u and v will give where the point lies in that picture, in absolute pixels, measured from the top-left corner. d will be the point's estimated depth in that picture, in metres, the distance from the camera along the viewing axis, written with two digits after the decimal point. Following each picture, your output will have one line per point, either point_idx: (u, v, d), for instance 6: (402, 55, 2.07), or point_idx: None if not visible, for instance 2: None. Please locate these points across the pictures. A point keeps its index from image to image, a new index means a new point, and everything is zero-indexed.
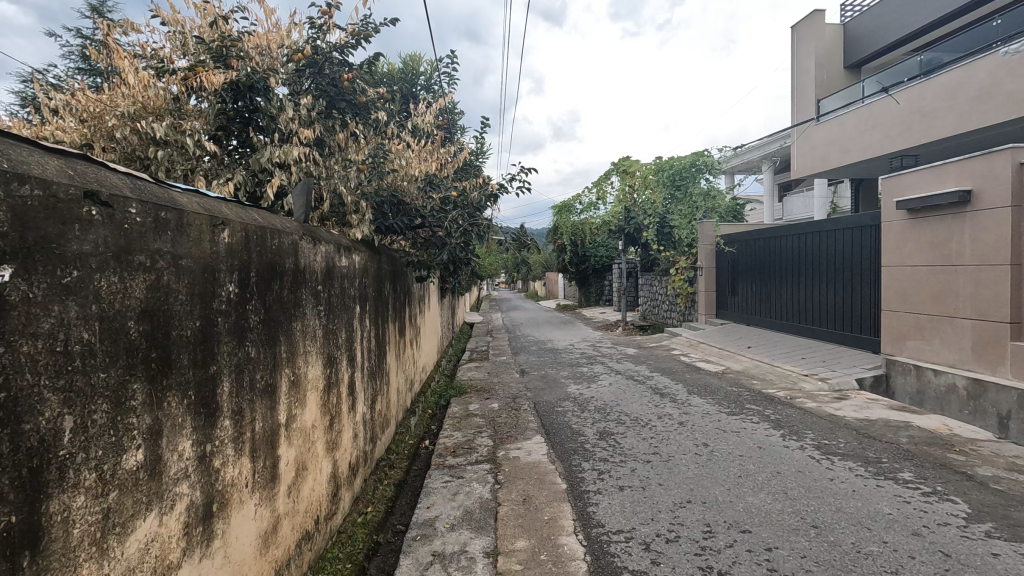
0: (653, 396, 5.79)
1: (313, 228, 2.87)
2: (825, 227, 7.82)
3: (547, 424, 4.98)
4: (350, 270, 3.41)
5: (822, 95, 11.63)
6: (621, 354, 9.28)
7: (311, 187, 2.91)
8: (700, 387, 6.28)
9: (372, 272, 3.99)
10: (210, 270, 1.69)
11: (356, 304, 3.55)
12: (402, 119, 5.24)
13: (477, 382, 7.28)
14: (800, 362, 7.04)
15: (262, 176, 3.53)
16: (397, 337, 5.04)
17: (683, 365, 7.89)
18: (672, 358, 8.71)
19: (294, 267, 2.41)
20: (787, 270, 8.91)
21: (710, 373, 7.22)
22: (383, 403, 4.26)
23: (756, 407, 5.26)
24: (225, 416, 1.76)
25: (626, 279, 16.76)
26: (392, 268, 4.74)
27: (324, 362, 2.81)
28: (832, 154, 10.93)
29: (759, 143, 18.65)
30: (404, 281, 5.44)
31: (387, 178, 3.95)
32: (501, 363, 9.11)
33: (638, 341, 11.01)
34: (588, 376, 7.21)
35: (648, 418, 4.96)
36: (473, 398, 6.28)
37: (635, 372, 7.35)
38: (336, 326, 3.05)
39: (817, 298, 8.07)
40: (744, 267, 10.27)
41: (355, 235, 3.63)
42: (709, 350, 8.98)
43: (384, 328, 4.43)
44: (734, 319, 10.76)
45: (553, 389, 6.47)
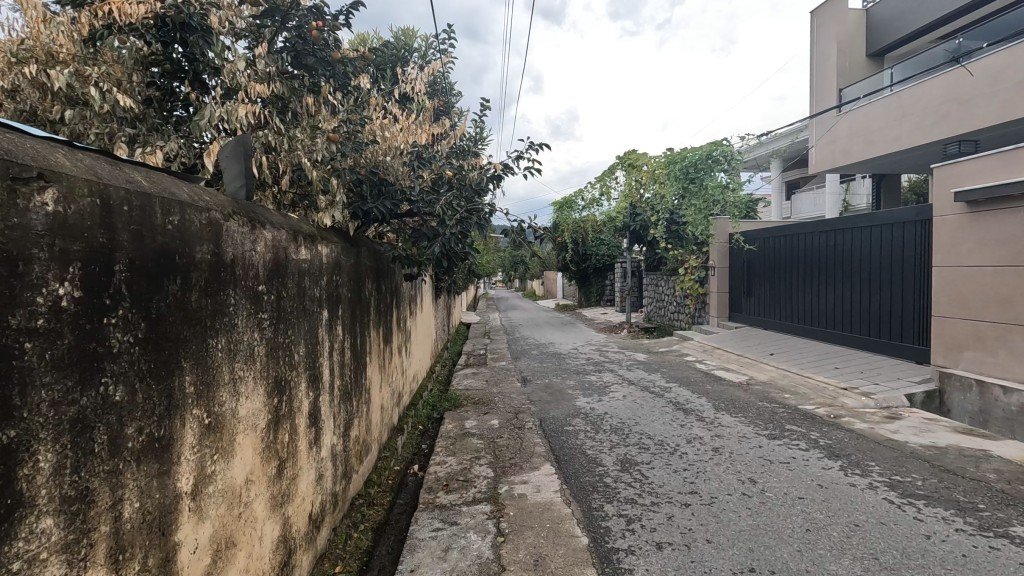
0: (676, 414, 5.05)
1: (256, 208, 2.12)
2: (860, 222, 7.07)
3: (557, 449, 4.23)
4: (314, 264, 2.65)
5: (844, 84, 10.89)
6: (631, 360, 8.53)
7: (250, 150, 2.11)
8: (727, 402, 5.54)
9: (346, 269, 3.24)
10: (5, 258, 0.96)
11: (323, 308, 2.79)
12: (389, 91, 4.45)
13: (474, 393, 6.52)
14: (835, 373, 6.32)
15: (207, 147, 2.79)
16: (381, 345, 4.29)
17: (701, 374, 7.16)
18: (687, 365, 7.99)
19: (211, 258, 1.65)
20: (811, 271, 8.19)
21: (734, 384, 6.49)
22: (360, 428, 3.51)
23: (799, 428, 4.53)
24: (46, 514, 1.03)
25: (630, 278, 16.04)
26: (374, 264, 3.99)
27: (268, 390, 2.06)
28: (855, 146, 10.21)
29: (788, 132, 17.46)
30: (391, 279, 4.68)
31: (365, 150, 3.18)
32: (500, 369, 8.38)
33: (647, 346, 10.26)
34: (598, 387, 6.47)
35: (676, 442, 4.22)
36: (470, 413, 5.54)
37: (650, 382, 6.62)
38: (289, 339, 2.29)
39: (847, 302, 7.35)
40: (763, 266, 9.55)
41: (321, 221, 2.86)
42: (725, 356, 8.25)
43: (363, 337, 3.68)
44: (750, 322, 10.05)
45: (560, 403, 5.71)
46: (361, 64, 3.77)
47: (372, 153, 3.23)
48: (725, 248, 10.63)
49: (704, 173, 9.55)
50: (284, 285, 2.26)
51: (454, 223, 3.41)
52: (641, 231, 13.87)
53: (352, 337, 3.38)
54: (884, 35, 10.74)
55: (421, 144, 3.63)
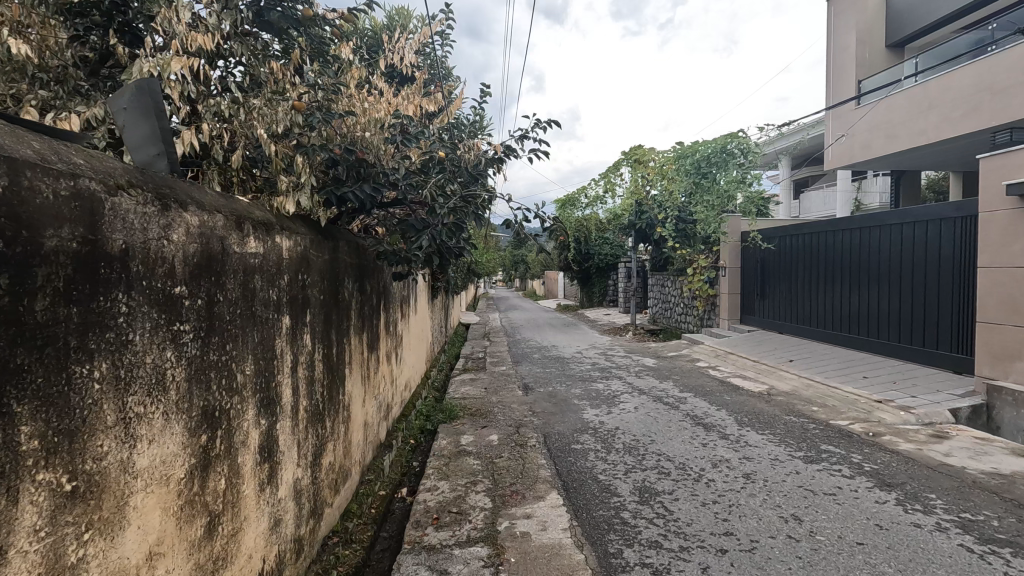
0: (695, 430, 4.53)
1: (177, 183, 1.60)
2: (889, 219, 6.57)
3: (564, 473, 3.73)
4: (270, 260, 2.14)
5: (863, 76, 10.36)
6: (639, 366, 8.02)
7: (149, 92, 1.52)
8: (750, 415, 5.03)
9: (317, 266, 2.72)
10: None
11: (283, 314, 2.27)
12: (376, 65, 3.94)
13: (471, 402, 6.01)
14: (864, 382, 5.81)
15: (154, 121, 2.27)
16: (364, 351, 3.76)
17: (717, 382, 6.63)
18: (700, 372, 7.46)
19: (81, 247, 1.14)
20: (832, 272, 7.69)
21: (754, 394, 5.96)
22: (336, 453, 3.00)
23: (837, 449, 4.01)
24: None
25: (634, 279, 15.50)
26: (355, 261, 3.47)
27: (191, 426, 1.55)
28: (875, 140, 9.70)
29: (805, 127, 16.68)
30: (378, 278, 4.16)
31: (340, 124, 2.65)
32: (500, 375, 7.85)
33: (655, 350, 9.74)
34: (606, 397, 5.94)
35: (699, 466, 3.70)
36: (466, 427, 5.01)
37: (663, 392, 6.09)
38: (229, 355, 1.78)
39: (874, 305, 6.85)
40: (779, 266, 9.05)
41: (282, 207, 2.34)
42: (740, 362, 7.73)
43: (341, 345, 3.17)
44: (764, 325, 9.56)
45: (565, 415, 5.20)
46: (340, 28, 3.25)
47: (348, 127, 2.71)
48: (737, 246, 10.16)
49: (717, 169, 9.02)
50: (221, 286, 1.74)
51: (445, 212, 2.89)
52: (647, 229, 13.33)
53: (326, 346, 2.87)
54: (905, 25, 10.21)
55: (410, 120, 3.12)
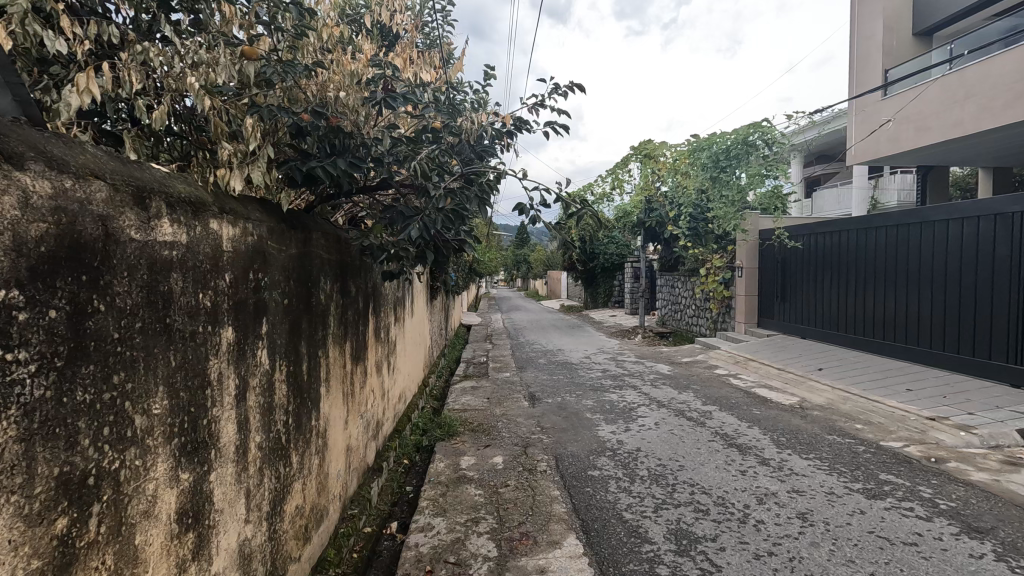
0: (729, 454, 3.96)
1: (15, 128, 1.03)
2: (933, 216, 6.01)
3: (582, 508, 3.16)
4: (201, 254, 1.57)
5: (890, 65, 9.76)
6: (653, 373, 7.47)
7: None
8: (788, 434, 4.45)
9: (280, 262, 2.16)
10: None
11: (223, 325, 1.71)
12: (362, 28, 3.36)
13: (473, 415, 5.46)
14: (909, 396, 5.24)
15: (53, 70, 1.70)
16: (346, 364, 3.19)
17: (742, 394, 6.04)
18: (721, 381, 6.88)
19: None
20: (865, 272, 7.14)
21: (787, 409, 5.36)
22: (305, 492, 2.43)
23: (900, 480, 3.43)
24: None
25: (643, 279, 14.90)
26: (334, 257, 2.90)
27: (29, 514, 0.98)
28: (905, 133, 9.13)
29: (819, 121, 15.64)
30: (365, 277, 3.59)
31: (305, 80, 2.08)
32: (503, 382, 7.27)
33: (668, 355, 9.19)
34: (622, 411, 5.35)
35: (741, 501, 3.13)
36: (466, 446, 4.43)
37: (684, 405, 5.50)
38: (116, 392, 1.21)
39: (914, 309, 6.30)
40: (802, 266, 8.50)
41: (223, 182, 1.76)
42: (764, 370, 7.13)
43: (314, 359, 2.60)
44: (784, 329, 9.00)
45: (578, 432, 4.64)
46: None
47: (316, 85, 2.13)
48: (756, 245, 9.60)
49: (737, 162, 8.42)
50: (103, 290, 1.17)
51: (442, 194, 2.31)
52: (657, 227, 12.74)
53: (292, 363, 2.30)
54: (934, 11, 9.59)
55: (399, 82, 2.54)
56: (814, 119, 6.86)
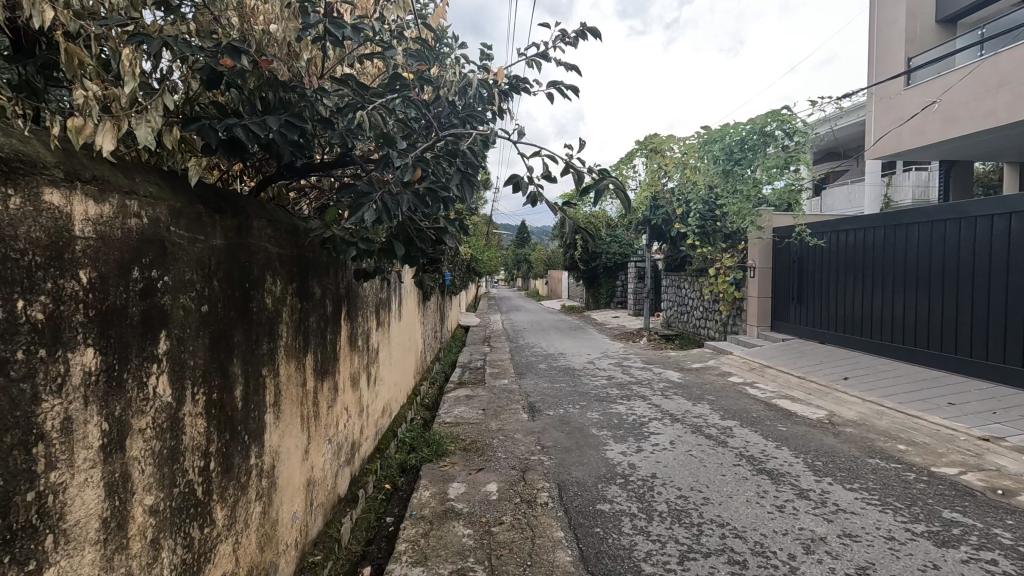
0: (761, 483, 3.42)
1: None
2: (976, 212, 5.48)
3: (591, 556, 2.62)
4: (21, 244, 1.03)
5: (913, 53, 9.19)
6: (662, 381, 6.93)
7: None
8: (823, 458, 3.91)
9: (192, 255, 1.60)
10: None
11: (75, 347, 1.16)
12: None
13: (465, 430, 4.93)
14: (952, 411, 4.69)
15: None
16: (308, 381, 2.65)
17: (762, 406, 5.50)
18: (737, 390, 6.34)
19: None
20: (893, 273, 6.61)
21: (815, 425, 4.81)
22: (237, 552, 1.88)
23: (970, 520, 2.88)
24: None
25: (647, 280, 14.35)
26: (287, 251, 2.34)
27: None
28: (930, 125, 8.58)
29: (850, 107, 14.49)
30: (334, 275, 3.04)
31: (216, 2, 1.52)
32: (501, 390, 6.73)
33: (676, 361, 8.66)
34: (631, 426, 4.80)
35: (784, 549, 2.59)
36: (456, 470, 3.88)
37: (700, 420, 4.95)
38: None
39: (951, 313, 5.78)
40: (821, 266, 7.97)
41: (79, 135, 1.19)
42: (783, 379, 6.58)
43: (256, 380, 2.05)
44: (800, 333, 8.45)
45: (584, 453, 4.10)
46: None
47: (237, 15, 1.58)
48: (769, 244, 9.13)
49: (753, 155, 7.73)
50: None
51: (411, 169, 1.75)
52: (663, 226, 12.21)
53: (217, 388, 1.75)
54: None
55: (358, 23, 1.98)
56: (840, 105, 6.27)
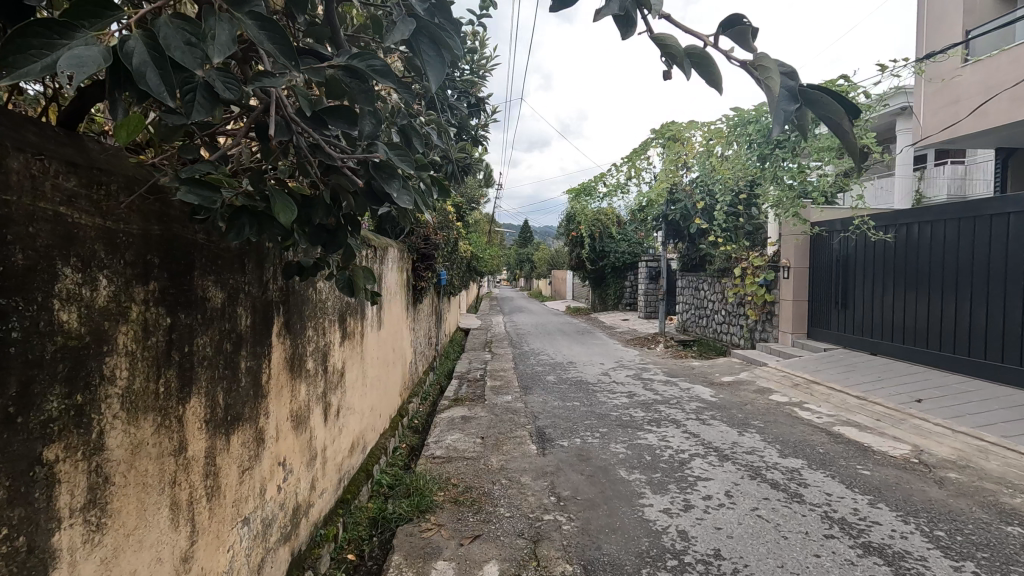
0: (876, 572, 2.39)
1: None
2: None
3: None
4: None
5: (973, 24, 8.10)
6: (693, 399, 5.91)
7: None
8: (943, 523, 2.88)
9: None
10: None
11: None
12: None
13: (459, 467, 3.92)
14: None
15: None
16: (192, 441, 1.62)
17: (825, 436, 4.49)
18: (786, 413, 5.32)
19: None
20: (945, 275, 5.87)
21: (905, 468, 3.76)
22: None
23: None
24: None
25: (661, 280, 13.29)
26: (126, 225, 1.33)
27: None
28: (995, 105, 7.51)
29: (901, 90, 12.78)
30: (252, 271, 2.01)
31: None
32: (503, 410, 5.71)
33: (703, 373, 7.62)
34: (668, 466, 3.78)
35: None
36: (442, 537, 2.85)
37: (754, 459, 3.91)
38: None
39: (1017, 320, 5.05)
40: (870, 267, 7.01)
41: None
42: (839, 401, 5.52)
43: (18, 476, 1.03)
44: (844, 342, 7.44)
45: (616, 511, 3.08)
46: None
47: None
48: (803, 240, 8.19)
49: (798, 136, 6.51)
50: None
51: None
52: (681, 221, 11.16)
53: None
54: None
55: None
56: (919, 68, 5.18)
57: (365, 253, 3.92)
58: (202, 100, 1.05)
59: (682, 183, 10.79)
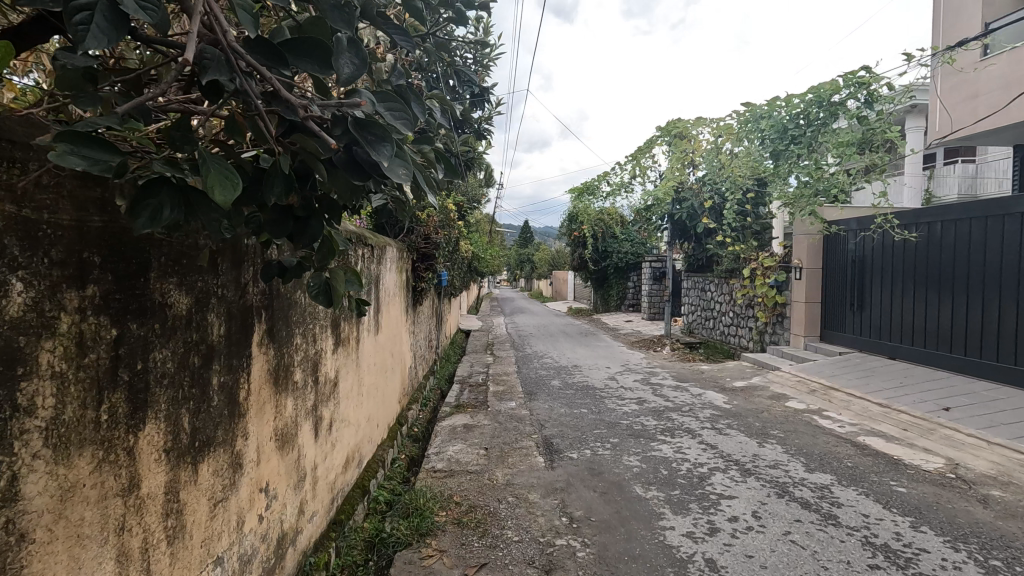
0: None
1: None
2: None
3: None
4: None
5: (992, 17, 7.83)
6: (705, 406, 5.64)
7: None
8: (1000, 551, 2.60)
9: None
10: None
11: None
12: None
13: (462, 482, 3.65)
14: None
15: None
16: (147, 476, 1.35)
17: (851, 448, 4.22)
18: (805, 422, 5.05)
19: None
20: (962, 277, 5.72)
21: (942, 484, 3.49)
22: None
23: None
24: None
25: (666, 281, 13.02)
26: (49, 213, 1.06)
27: None
28: (1017, 99, 7.23)
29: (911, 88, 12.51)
30: (226, 273, 1.74)
31: None
32: (506, 417, 5.44)
33: (714, 377, 7.34)
34: (687, 482, 3.51)
35: None
36: (444, 566, 2.57)
37: (779, 474, 3.64)
38: None
39: None
40: (887, 269, 6.76)
41: None
42: (861, 409, 5.25)
43: None
44: (860, 346, 7.17)
45: (636, 536, 2.81)
46: None
47: None
48: (816, 241, 7.92)
49: (816, 131, 6.24)
50: None
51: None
52: (687, 221, 10.89)
53: None
54: None
55: None
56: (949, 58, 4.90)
57: (361, 253, 3.65)
58: (101, 22, 0.87)
59: (689, 182, 10.52)
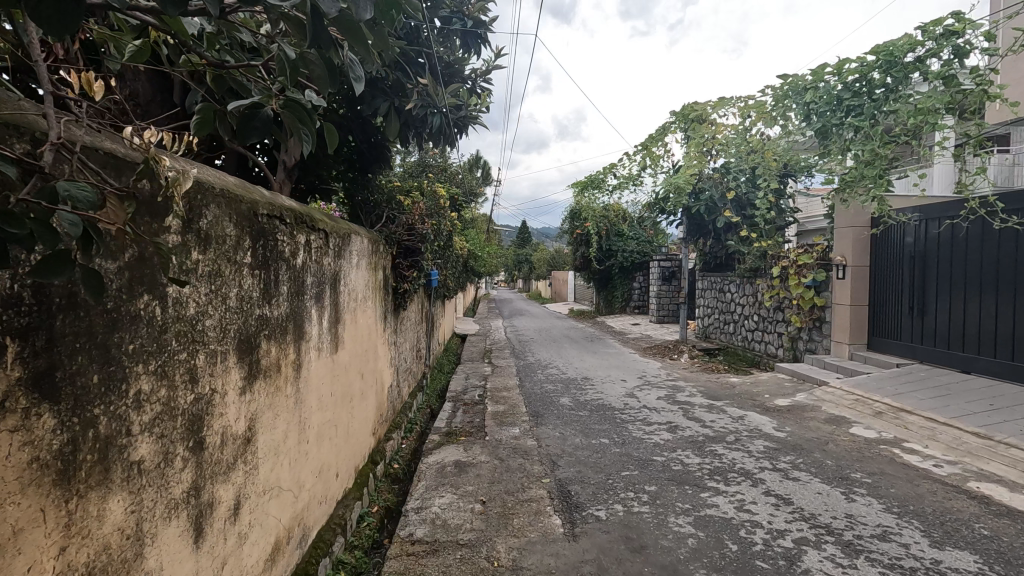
0: None
1: None
2: None
3: None
4: None
5: None
6: (754, 435, 4.58)
7: None
8: None
9: None
10: None
11: None
12: None
13: (449, 566, 2.57)
14: None
15: None
16: None
17: (972, 502, 3.16)
18: (888, 458, 3.99)
19: None
20: None
21: None
22: None
23: None
24: None
25: (680, 282, 11.96)
26: None
27: None
28: None
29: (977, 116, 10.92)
30: None
31: None
32: (509, 449, 4.37)
33: (750, 394, 6.29)
34: (772, 568, 2.45)
35: None
36: None
37: (897, 551, 2.58)
38: None
39: None
40: (958, 267, 5.71)
41: None
42: (953, 441, 4.18)
43: None
44: (920, 356, 6.12)
45: None
46: None
47: None
48: (863, 234, 6.88)
49: (880, 100, 5.17)
50: None
51: None
52: (705, 215, 9.84)
53: None
54: None
55: None
56: None
57: (307, 242, 2.57)
58: None
59: (709, 171, 9.47)
